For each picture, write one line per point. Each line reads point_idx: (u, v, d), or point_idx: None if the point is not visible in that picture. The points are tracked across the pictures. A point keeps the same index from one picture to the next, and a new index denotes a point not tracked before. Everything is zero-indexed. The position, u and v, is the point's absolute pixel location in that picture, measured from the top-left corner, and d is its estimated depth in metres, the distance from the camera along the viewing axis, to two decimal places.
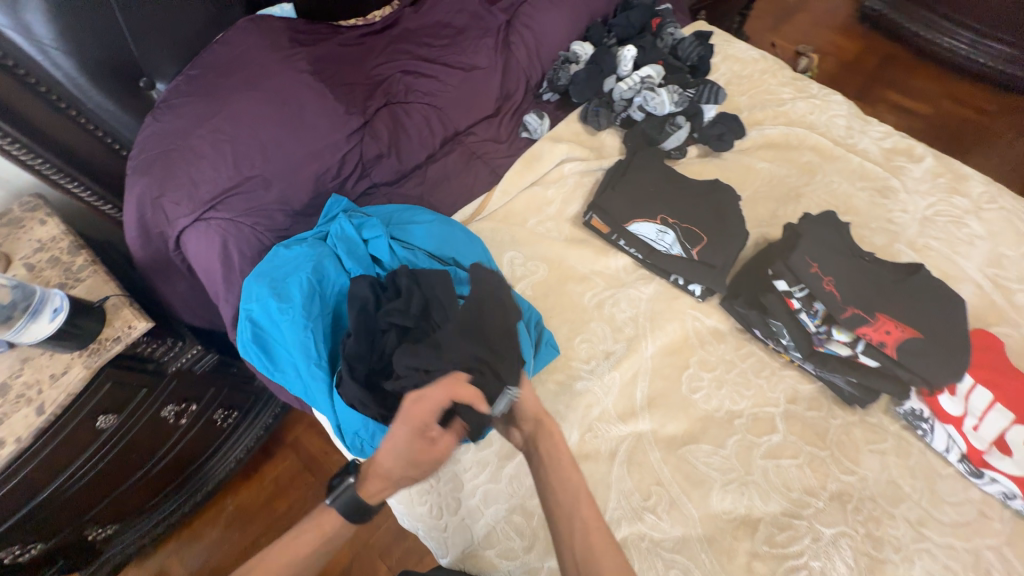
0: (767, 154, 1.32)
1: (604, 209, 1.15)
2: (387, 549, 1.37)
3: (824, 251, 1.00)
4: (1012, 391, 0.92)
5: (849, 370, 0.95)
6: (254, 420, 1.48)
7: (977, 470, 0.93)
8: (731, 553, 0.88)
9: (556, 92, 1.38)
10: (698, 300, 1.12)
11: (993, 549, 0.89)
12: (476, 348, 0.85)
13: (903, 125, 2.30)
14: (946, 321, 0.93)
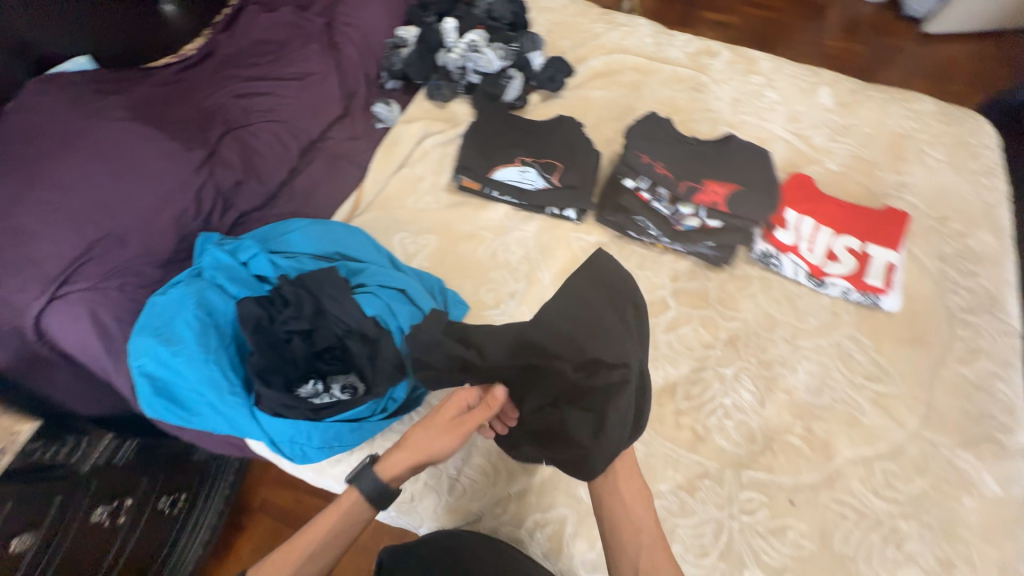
0: (598, 83, 1.47)
1: (467, 167, 1.22)
2: None
3: (652, 142, 1.13)
4: (825, 213, 1.19)
5: (703, 235, 1.12)
6: (209, 497, 1.36)
7: (821, 281, 1.13)
8: (659, 417, 1.02)
9: (397, 79, 1.45)
10: (575, 223, 1.23)
11: (850, 336, 1.10)
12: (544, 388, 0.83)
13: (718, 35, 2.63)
14: (757, 168, 1.12)
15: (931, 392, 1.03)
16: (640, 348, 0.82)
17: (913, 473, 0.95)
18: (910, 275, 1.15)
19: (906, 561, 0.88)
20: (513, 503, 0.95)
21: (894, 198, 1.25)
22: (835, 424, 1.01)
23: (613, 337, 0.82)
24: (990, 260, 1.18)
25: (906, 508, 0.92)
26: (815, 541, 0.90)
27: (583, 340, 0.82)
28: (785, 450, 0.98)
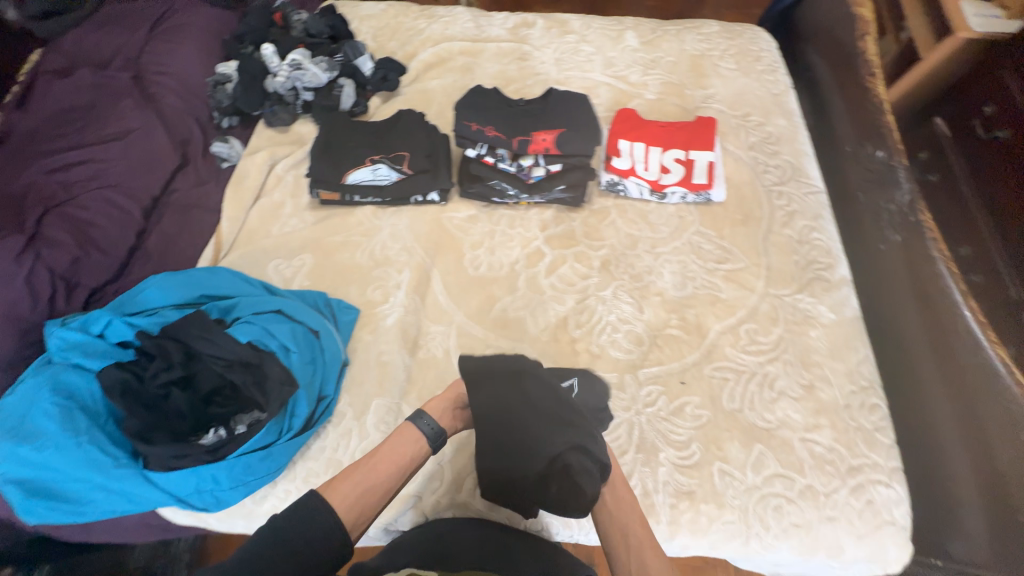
0: (433, 73, 1.54)
1: (321, 180, 1.23)
2: None
3: (477, 111, 1.22)
4: (651, 135, 1.35)
5: (553, 181, 1.23)
6: None
7: (662, 194, 1.29)
8: (558, 350, 1.10)
9: (231, 115, 1.41)
10: (442, 205, 1.29)
11: (698, 232, 1.26)
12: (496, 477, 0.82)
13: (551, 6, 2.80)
14: (577, 111, 1.24)
15: (769, 256, 1.21)
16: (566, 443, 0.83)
17: (769, 326, 1.12)
18: (730, 168, 1.34)
19: (778, 396, 1.04)
20: (447, 471, 0.99)
21: (703, 110, 1.44)
22: (703, 307, 1.15)
23: (537, 444, 0.83)
24: (787, 139, 1.40)
25: (770, 354, 1.09)
26: (707, 407, 1.04)
27: (510, 450, 0.83)
28: (669, 342, 1.11)
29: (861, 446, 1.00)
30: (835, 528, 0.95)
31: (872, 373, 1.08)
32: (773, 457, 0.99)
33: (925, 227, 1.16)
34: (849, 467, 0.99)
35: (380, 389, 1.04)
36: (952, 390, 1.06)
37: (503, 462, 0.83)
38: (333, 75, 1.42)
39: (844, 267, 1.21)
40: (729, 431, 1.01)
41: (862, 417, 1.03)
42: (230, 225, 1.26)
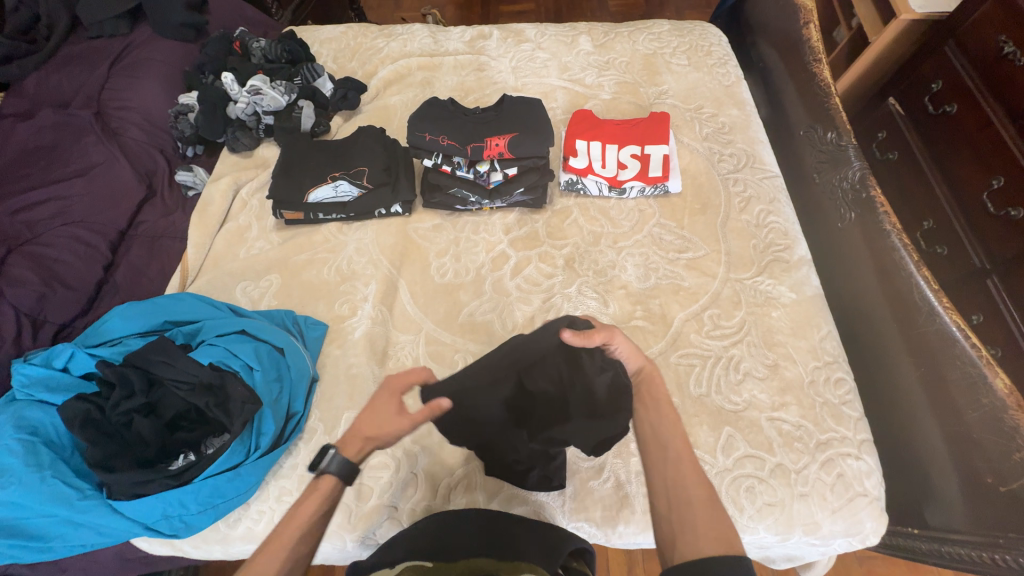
0: (393, 89, 1.56)
1: (282, 200, 1.24)
2: None
3: (432, 121, 1.23)
4: (607, 134, 1.37)
5: (511, 184, 1.24)
6: None
7: (621, 189, 1.31)
8: None
9: (195, 144, 1.43)
10: (406, 216, 1.31)
11: (658, 224, 1.28)
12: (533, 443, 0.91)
13: (516, 10, 2.82)
14: (530, 114, 1.26)
15: (728, 242, 1.23)
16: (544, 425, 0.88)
17: (732, 309, 1.14)
18: (685, 160, 1.37)
19: (744, 377, 1.06)
20: (420, 478, 1.00)
21: (658, 106, 1.48)
22: (666, 297, 1.17)
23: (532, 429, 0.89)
24: (741, 127, 1.42)
25: (734, 337, 1.10)
26: (675, 394, 1.05)
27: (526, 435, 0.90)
28: (635, 333, 1.13)
29: (829, 421, 1.02)
30: (808, 504, 0.95)
31: (836, 348, 1.10)
32: (743, 439, 1.00)
33: (876, 202, 1.19)
34: (818, 442, 1.00)
35: (350, 402, 1.06)
36: (917, 359, 1.07)
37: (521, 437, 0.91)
38: (292, 98, 1.44)
39: (803, 247, 1.22)
40: (698, 416, 1.02)
41: (828, 392, 1.05)
42: (194, 251, 1.26)
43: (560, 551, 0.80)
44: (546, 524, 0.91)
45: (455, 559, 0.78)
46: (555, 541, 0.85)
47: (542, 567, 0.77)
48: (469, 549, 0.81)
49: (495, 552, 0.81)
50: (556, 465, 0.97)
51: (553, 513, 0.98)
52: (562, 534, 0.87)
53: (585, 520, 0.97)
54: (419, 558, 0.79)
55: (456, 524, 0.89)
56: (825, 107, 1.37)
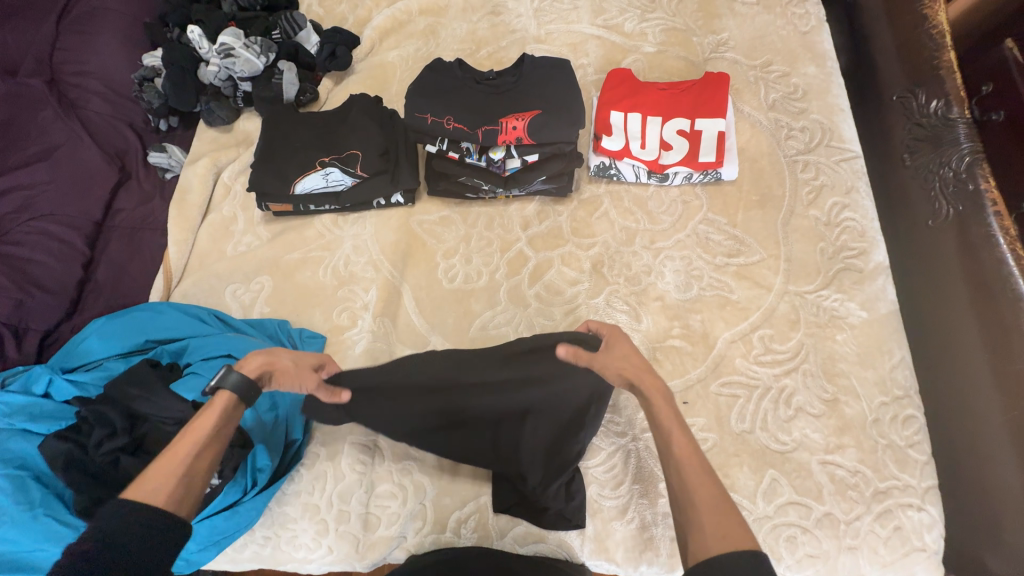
0: (391, 41, 1.30)
1: (265, 192, 1.08)
2: None
3: (432, 97, 1.00)
4: (649, 103, 1.11)
5: (531, 172, 1.04)
6: None
7: (663, 175, 1.09)
8: None
9: (168, 116, 1.25)
10: (409, 206, 1.13)
11: (705, 220, 1.07)
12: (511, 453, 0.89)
13: None
14: (556, 83, 1.02)
15: (790, 245, 1.03)
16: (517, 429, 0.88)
17: (788, 330, 0.97)
18: (743, 137, 1.12)
19: (796, 414, 0.92)
20: (428, 509, 0.94)
21: (714, 62, 1.19)
22: (710, 312, 1.01)
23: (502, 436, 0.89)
24: (818, 91, 1.14)
25: (787, 364, 0.95)
26: (713, 429, 0.93)
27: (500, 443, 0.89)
28: (671, 355, 0.98)
29: (891, 467, 0.89)
30: (856, 557, 0.86)
31: (909, 379, 0.94)
32: (788, 483, 0.89)
33: (986, 198, 0.97)
34: (875, 491, 0.88)
35: (354, 426, 0.99)
36: (1008, 398, 0.90)
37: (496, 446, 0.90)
38: (271, 59, 1.20)
39: (881, 251, 1.01)
40: (738, 456, 0.91)
41: (893, 433, 0.91)
42: (176, 249, 1.13)
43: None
44: (553, 569, 0.85)
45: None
46: None
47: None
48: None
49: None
50: (576, 505, 0.90)
51: (570, 550, 0.91)
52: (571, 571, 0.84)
53: (605, 559, 0.90)
54: None
55: (461, 563, 0.83)
56: (932, 63, 1.09)
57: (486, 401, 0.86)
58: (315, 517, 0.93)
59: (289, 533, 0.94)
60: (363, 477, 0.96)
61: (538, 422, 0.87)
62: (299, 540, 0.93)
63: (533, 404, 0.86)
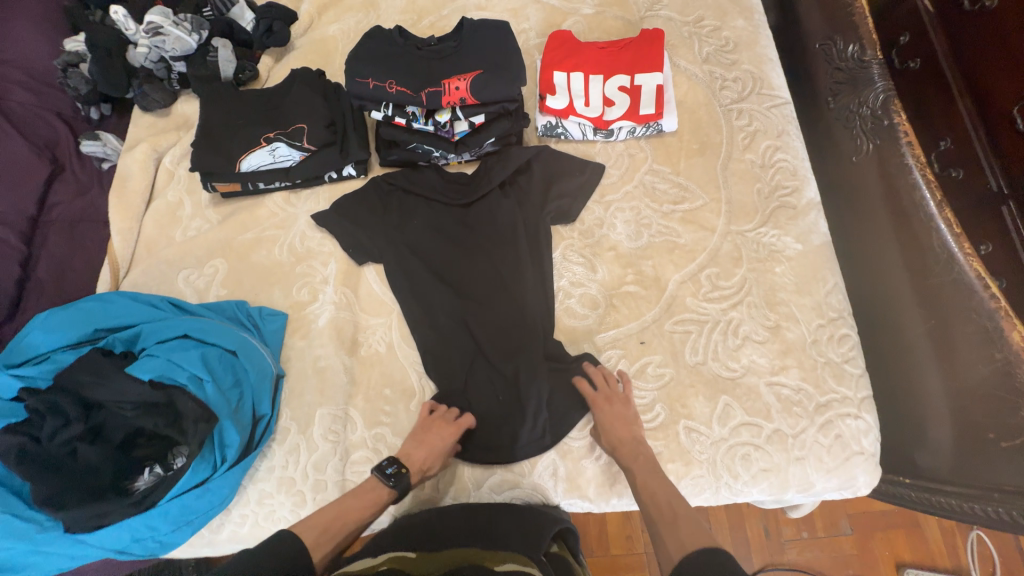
0: (329, 15, 1.28)
1: (210, 171, 1.05)
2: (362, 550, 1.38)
3: (372, 63, 1.00)
4: (589, 62, 1.14)
5: (480, 134, 1.05)
6: None
7: (608, 131, 1.13)
8: (508, 327, 1.02)
9: (99, 103, 1.20)
10: (361, 178, 1.13)
11: (650, 171, 1.12)
12: (476, 331, 1.02)
13: None
14: (496, 43, 1.03)
15: (729, 188, 1.09)
16: (481, 301, 1.04)
17: (732, 268, 1.03)
18: (681, 90, 1.17)
19: (743, 342, 0.98)
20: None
21: (650, 20, 1.23)
22: (660, 257, 1.06)
23: (466, 310, 1.03)
24: (747, 43, 1.20)
25: (733, 299, 1.01)
26: (669, 364, 0.98)
27: (462, 317, 1.03)
28: (626, 301, 1.03)
29: (830, 382, 0.96)
30: (804, 466, 0.93)
31: (842, 302, 1.01)
32: (739, 407, 0.95)
33: (900, 132, 1.04)
34: (818, 405, 0.95)
35: (322, 397, 0.99)
36: (927, 311, 0.99)
37: (461, 322, 1.03)
38: (203, 36, 1.15)
39: (812, 187, 1.09)
40: (694, 386, 0.97)
41: (831, 351, 0.98)
42: (120, 238, 1.09)
43: (543, 542, 0.79)
44: (531, 509, 0.89)
45: (437, 549, 0.77)
46: (538, 527, 0.84)
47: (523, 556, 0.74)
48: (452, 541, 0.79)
49: (479, 544, 0.78)
50: (538, 431, 0.96)
51: (546, 490, 0.95)
52: (548, 517, 0.87)
53: (579, 496, 0.95)
54: (402, 548, 0.76)
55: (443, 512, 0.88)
56: (848, 10, 1.16)
57: (457, 272, 1.06)
58: (292, 489, 0.94)
59: (268, 509, 0.94)
60: (337, 446, 0.96)
61: (498, 282, 1.05)
62: (277, 515, 0.93)
63: (492, 270, 1.06)
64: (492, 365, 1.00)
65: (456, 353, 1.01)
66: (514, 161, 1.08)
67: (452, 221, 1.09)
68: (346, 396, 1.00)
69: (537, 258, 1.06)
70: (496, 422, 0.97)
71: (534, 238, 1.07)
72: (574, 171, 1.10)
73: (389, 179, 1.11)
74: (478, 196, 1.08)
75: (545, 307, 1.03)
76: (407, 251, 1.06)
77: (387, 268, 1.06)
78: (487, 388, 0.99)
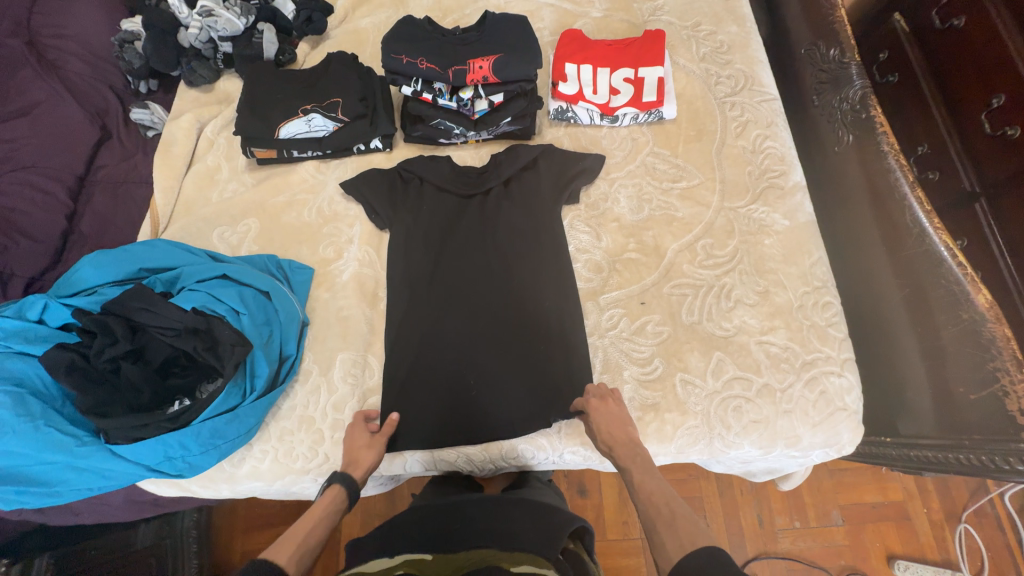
0: (362, 10, 1.41)
1: (251, 135, 1.15)
2: (367, 514, 1.42)
3: (406, 43, 1.12)
4: (597, 56, 1.27)
5: (498, 113, 1.16)
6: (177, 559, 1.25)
7: (614, 117, 1.24)
8: (513, 297, 1.08)
9: (148, 79, 1.31)
10: (387, 151, 1.23)
11: (651, 153, 1.23)
12: (481, 305, 1.07)
13: None
14: (516, 32, 1.15)
15: (722, 169, 1.19)
16: (488, 278, 1.09)
17: (725, 239, 1.12)
18: (680, 84, 1.29)
19: (735, 304, 1.07)
20: (410, 430, 0.98)
21: (652, 23, 1.37)
22: (660, 228, 1.15)
23: (472, 284, 1.08)
24: (740, 46, 1.33)
25: (726, 266, 1.10)
26: (667, 323, 1.06)
27: (468, 289, 1.08)
28: (629, 266, 1.12)
29: (814, 342, 1.04)
30: (791, 419, 1.00)
31: (826, 273, 1.10)
32: (732, 362, 1.03)
33: (876, 122, 1.15)
34: (803, 362, 1.03)
35: (344, 344, 1.06)
36: (902, 281, 1.08)
37: (468, 296, 1.08)
38: (250, 21, 1.28)
39: (799, 172, 1.20)
40: (690, 343, 1.04)
41: (815, 315, 1.07)
42: (162, 196, 1.18)
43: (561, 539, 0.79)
44: (549, 509, 0.91)
45: (454, 550, 0.79)
46: (556, 525, 0.85)
47: (540, 555, 0.75)
48: (470, 539, 0.81)
49: (495, 543, 0.79)
50: (540, 405, 1.00)
51: (546, 441, 1.00)
52: (566, 517, 0.87)
53: (581, 444, 1.00)
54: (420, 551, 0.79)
55: (463, 507, 0.91)
56: (830, 19, 1.28)
57: (466, 247, 1.11)
58: (312, 428, 0.99)
59: (288, 446, 0.99)
60: (355, 388, 1.02)
61: (503, 260, 1.10)
62: (297, 452, 0.98)
63: (498, 250, 1.11)
64: (497, 344, 1.04)
65: (462, 330, 1.05)
66: (521, 158, 1.16)
67: (460, 210, 1.15)
68: (366, 344, 1.06)
69: (545, 246, 1.11)
70: (499, 394, 1.00)
71: (538, 221, 1.13)
72: (580, 169, 1.16)
73: (404, 169, 1.18)
74: (485, 188, 1.16)
75: (550, 291, 1.08)
76: (420, 225, 1.12)
77: (403, 244, 1.11)
78: (491, 364, 1.02)
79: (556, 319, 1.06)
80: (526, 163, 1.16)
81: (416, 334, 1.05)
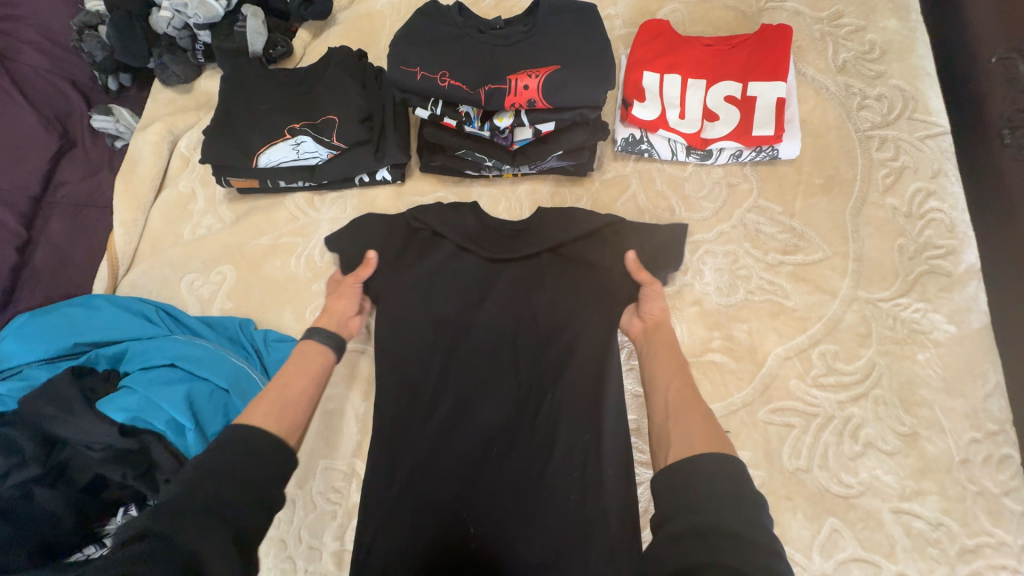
0: None
1: (225, 165, 0.89)
2: None
3: (424, 48, 0.80)
4: (691, 61, 0.91)
5: (546, 146, 0.85)
6: None
7: (706, 152, 0.90)
8: (546, 405, 0.80)
9: (118, 73, 1.07)
10: (397, 183, 0.95)
11: (755, 208, 0.89)
12: (502, 409, 0.80)
13: None
14: (579, 31, 0.80)
15: (860, 241, 0.84)
16: (511, 375, 0.81)
17: (856, 347, 0.79)
18: (806, 106, 0.93)
19: (864, 450, 0.75)
20: None
21: (771, 15, 0.99)
22: (759, 321, 0.83)
23: (490, 381, 0.81)
24: (899, 50, 0.94)
25: (855, 389, 0.77)
26: (760, 465, 0.76)
27: (484, 386, 0.81)
28: (709, 373, 0.81)
29: (982, 521, 0.71)
30: None
31: (1006, 412, 0.75)
32: (851, 536, 0.72)
33: None
34: (962, 550, 0.70)
35: (327, 448, 0.85)
36: None
37: (483, 394, 0.81)
38: (233, 2, 0.98)
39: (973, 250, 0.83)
40: (791, 500, 0.74)
41: (985, 477, 0.73)
42: (122, 231, 0.96)
43: None
44: None
45: None
46: None
47: None
48: None
49: None
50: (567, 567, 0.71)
51: None
52: None
53: None
54: None
55: None
56: None
57: (487, 326, 0.83)
58: (282, 554, 0.80)
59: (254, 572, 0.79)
60: (337, 508, 0.81)
61: (536, 352, 0.82)
62: None
63: (530, 335, 0.83)
64: (513, 468, 0.77)
65: (472, 453, 0.78)
66: (577, 225, 0.84)
67: (483, 281, 0.85)
68: (355, 450, 0.84)
69: (594, 349, 0.80)
70: (515, 540, 0.74)
71: (600, 314, 0.80)
72: (660, 250, 0.84)
73: (417, 218, 0.88)
74: (521, 257, 0.85)
75: (596, 405, 0.78)
76: (429, 294, 0.85)
77: (408, 319, 0.84)
78: (501, 496, 0.76)
79: (600, 455, 0.76)
80: (582, 230, 0.84)
81: (412, 447, 0.79)
